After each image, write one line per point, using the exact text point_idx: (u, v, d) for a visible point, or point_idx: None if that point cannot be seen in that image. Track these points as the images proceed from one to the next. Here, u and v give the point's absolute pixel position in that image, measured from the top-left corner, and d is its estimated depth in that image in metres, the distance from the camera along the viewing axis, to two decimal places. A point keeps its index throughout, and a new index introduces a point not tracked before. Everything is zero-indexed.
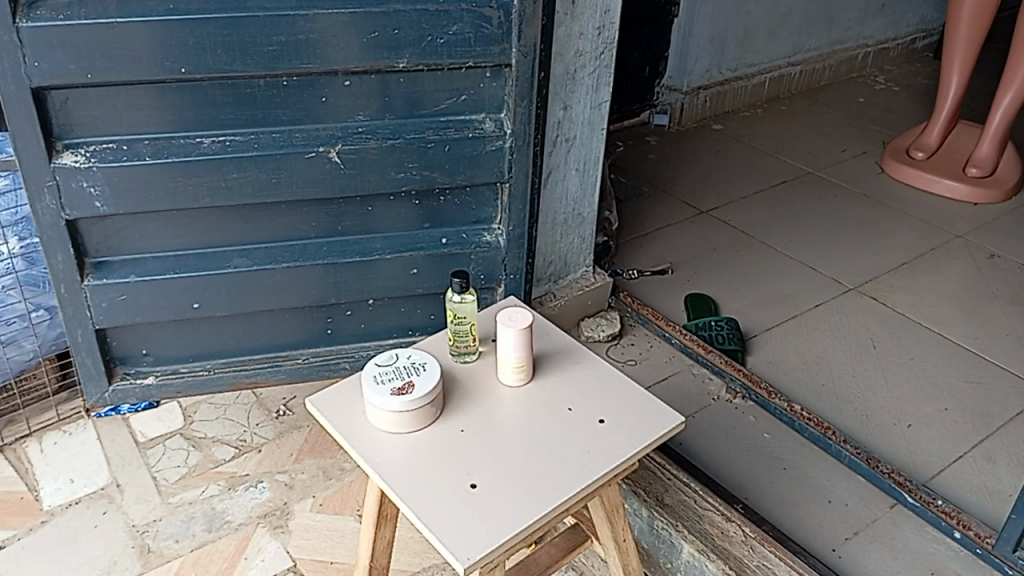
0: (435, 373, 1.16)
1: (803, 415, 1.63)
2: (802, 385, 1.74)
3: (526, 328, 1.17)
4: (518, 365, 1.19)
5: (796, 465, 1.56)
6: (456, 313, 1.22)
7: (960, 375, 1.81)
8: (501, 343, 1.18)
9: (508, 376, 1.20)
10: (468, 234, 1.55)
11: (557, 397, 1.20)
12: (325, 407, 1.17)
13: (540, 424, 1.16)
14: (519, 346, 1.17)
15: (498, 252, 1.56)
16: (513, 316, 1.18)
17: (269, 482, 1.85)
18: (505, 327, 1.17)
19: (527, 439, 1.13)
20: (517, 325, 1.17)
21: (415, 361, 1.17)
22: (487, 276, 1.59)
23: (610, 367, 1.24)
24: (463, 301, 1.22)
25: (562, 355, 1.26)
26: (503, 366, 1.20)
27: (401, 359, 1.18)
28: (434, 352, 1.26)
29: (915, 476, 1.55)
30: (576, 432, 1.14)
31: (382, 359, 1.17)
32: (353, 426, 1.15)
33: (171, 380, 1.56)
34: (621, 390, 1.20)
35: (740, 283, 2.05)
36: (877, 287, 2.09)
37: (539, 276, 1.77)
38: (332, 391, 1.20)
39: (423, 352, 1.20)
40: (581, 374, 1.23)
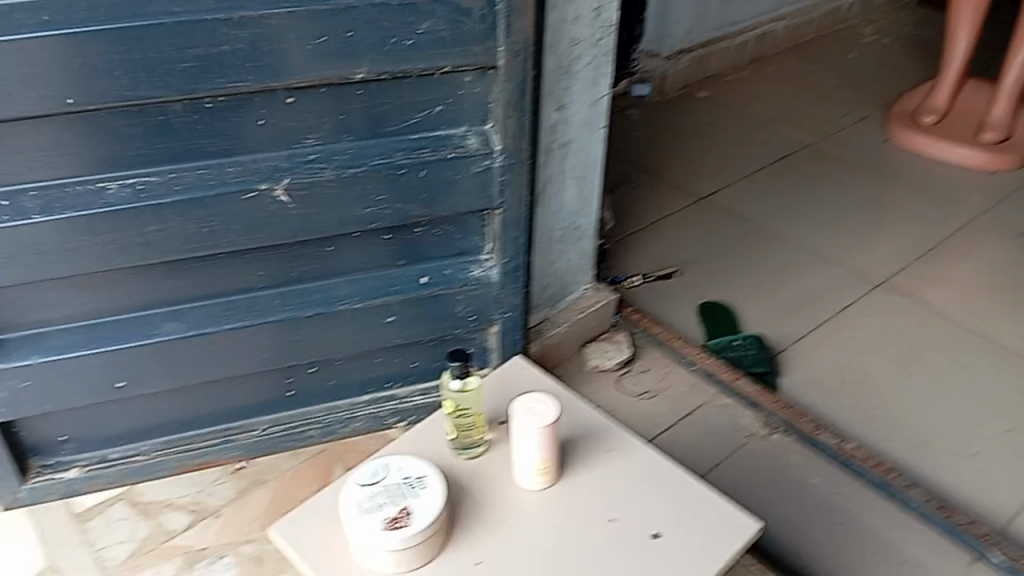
0: (438, 492, 0.89)
1: (857, 455, 1.40)
2: (845, 412, 1.51)
3: (547, 421, 0.91)
4: (544, 466, 0.93)
5: (855, 519, 1.33)
6: (456, 406, 0.95)
7: (1017, 385, 1.59)
8: (516, 443, 0.92)
9: (527, 480, 0.94)
10: (452, 269, 1.26)
11: (594, 502, 0.94)
12: (294, 540, 0.90)
13: (578, 545, 0.90)
14: (545, 445, 0.91)
15: (491, 288, 1.28)
16: (530, 407, 0.92)
17: (235, 558, 1.50)
18: (522, 423, 0.91)
19: (564, 570, 0.88)
20: (537, 420, 0.91)
21: (409, 475, 0.91)
22: (477, 317, 1.31)
23: (653, 455, 0.99)
24: (465, 390, 0.94)
25: (592, 440, 1.01)
26: (520, 468, 0.94)
27: (390, 473, 0.91)
28: (428, 448, 0.99)
29: (991, 523, 1.33)
30: (624, 555, 0.89)
31: (365, 477, 0.90)
32: (335, 569, 0.87)
33: (99, 471, 1.26)
34: (673, 489, 0.96)
35: (756, 286, 1.80)
36: (908, 279, 1.85)
37: (535, 303, 1.49)
38: (300, 514, 0.92)
39: (418, 459, 0.93)
40: (619, 466, 0.98)
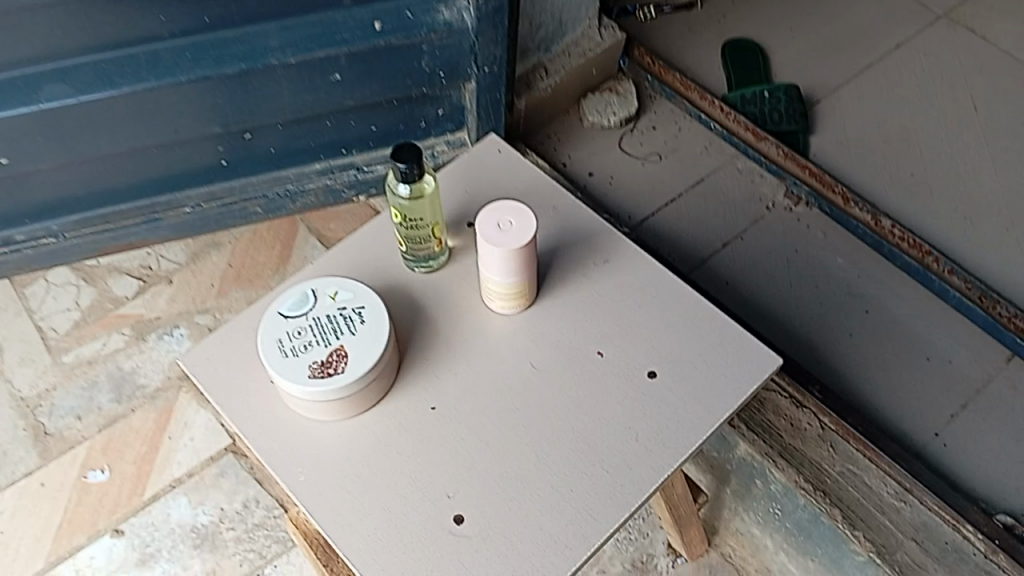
0: (379, 329, 0.70)
1: (894, 234, 1.19)
2: (884, 179, 1.29)
3: (525, 238, 0.70)
4: (517, 291, 0.74)
5: (882, 306, 1.16)
6: (405, 214, 0.73)
7: None
8: (485, 260, 0.72)
9: (499, 303, 0.76)
10: (415, 11, 0.98)
11: (579, 331, 0.76)
12: (210, 377, 0.74)
13: (554, 385, 0.74)
14: (517, 267, 0.71)
15: (464, 35, 1.01)
16: (498, 215, 0.71)
17: (188, 328, 1.38)
18: (492, 241, 0.70)
19: (536, 420, 0.72)
20: (510, 236, 0.70)
21: (345, 303, 0.72)
22: (449, 72, 1.06)
23: (655, 269, 0.79)
24: (417, 194, 0.72)
25: (579, 249, 0.81)
26: (490, 289, 0.75)
27: (322, 300, 0.72)
28: (379, 259, 0.80)
29: None
30: (612, 399, 0.73)
31: (290, 308, 0.71)
32: (259, 416, 0.72)
33: (4, 255, 1.09)
34: (676, 313, 0.77)
35: (794, 17, 1.50)
36: (977, 7, 1.53)
37: (525, 46, 1.22)
38: (219, 343, 0.76)
39: (358, 282, 0.73)
40: (612, 283, 0.79)
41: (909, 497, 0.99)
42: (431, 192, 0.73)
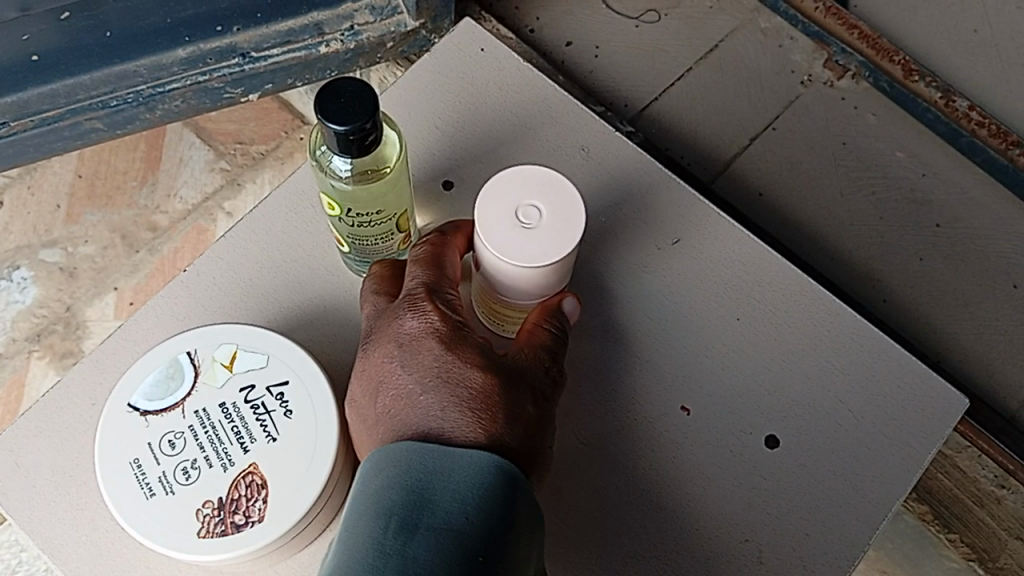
0: (314, 435, 0.49)
1: (969, 119, 0.91)
2: (943, 38, 0.99)
3: (578, 229, 0.47)
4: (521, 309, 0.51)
5: (956, 218, 0.89)
6: (345, 208, 0.42)
7: None
8: (493, 274, 0.48)
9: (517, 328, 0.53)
10: None
11: (661, 379, 0.55)
12: (35, 497, 0.51)
13: (648, 465, 0.53)
14: (533, 283, 0.48)
15: None
16: (515, 186, 0.47)
17: (32, 268, 0.99)
18: (508, 240, 0.46)
19: (640, 527, 0.51)
20: (558, 220, 0.47)
21: (247, 388, 0.50)
22: None
23: (739, 264, 0.58)
24: (365, 174, 0.42)
25: (636, 246, 0.58)
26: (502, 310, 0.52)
27: (210, 385, 0.50)
28: (312, 254, 0.56)
29: None
30: (733, 487, 0.52)
31: (163, 399, 0.50)
32: (133, 559, 0.50)
33: None
34: (783, 334, 0.56)
35: None
36: None
37: None
38: (46, 441, 0.52)
39: (268, 336, 0.51)
40: (691, 298, 0.57)
41: (1011, 482, 0.77)
42: (394, 157, 0.42)
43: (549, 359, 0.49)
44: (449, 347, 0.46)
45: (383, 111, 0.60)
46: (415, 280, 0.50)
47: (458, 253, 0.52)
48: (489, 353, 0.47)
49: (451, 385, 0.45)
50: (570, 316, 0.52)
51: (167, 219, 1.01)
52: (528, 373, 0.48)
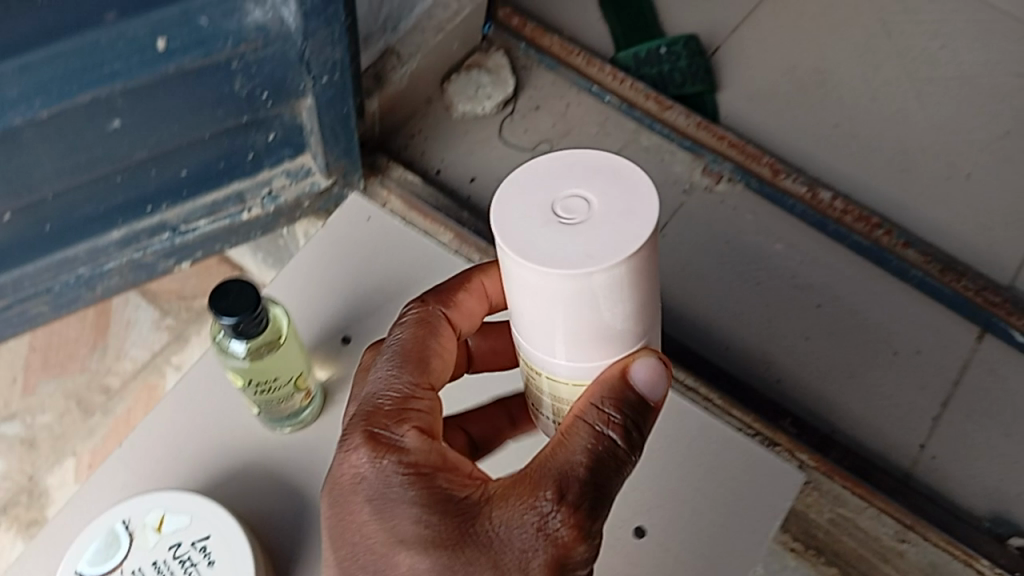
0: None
1: (835, 208, 1.02)
2: (805, 136, 1.11)
3: (639, 226, 0.41)
4: (569, 347, 0.46)
5: (835, 298, 0.99)
6: (252, 378, 0.51)
7: (1010, 63, 1.21)
8: (527, 288, 0.42)
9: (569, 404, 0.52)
10: (213, 17, 0.69)
11: None
12: None
13: None
14: (577, 296, 0.42)
15: (291, 37, 0.73)
16: (554, 178, 0.42)
17: None
18: (543, 241, 0.41)
19: None
20: (613, 210, 0.41)
21: (176, 546, 0.59)
22: (274, 92, 0.78)
23: None
24: (265, 349, 0.51)
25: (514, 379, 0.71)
26: (542, 374, 0.50)
27: (143, 547, 0.59)
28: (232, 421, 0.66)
29: (996, 276, 1.03)
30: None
31: (104, 565, 0.59)
32: None
33: None
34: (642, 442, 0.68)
35: None
36: None
37: (366, 31, 0.92)
38: None
39: (193, 500, 0.60)
40: None
41: (911, 535, 0.85)
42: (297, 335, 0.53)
43: (553, 494, 0.46)
44: (387, 504, 0.48)
45: (288, 282, 0.71)
46: (389, 392, 0.53)
47: (446, 340, 0.56)
48: (446, 500, 0.48)
49: (388, 552, 0.48)
50: (641, 385, 0.48)
51: (120, 381, 1.08)
52: (504, 521, 0.47)
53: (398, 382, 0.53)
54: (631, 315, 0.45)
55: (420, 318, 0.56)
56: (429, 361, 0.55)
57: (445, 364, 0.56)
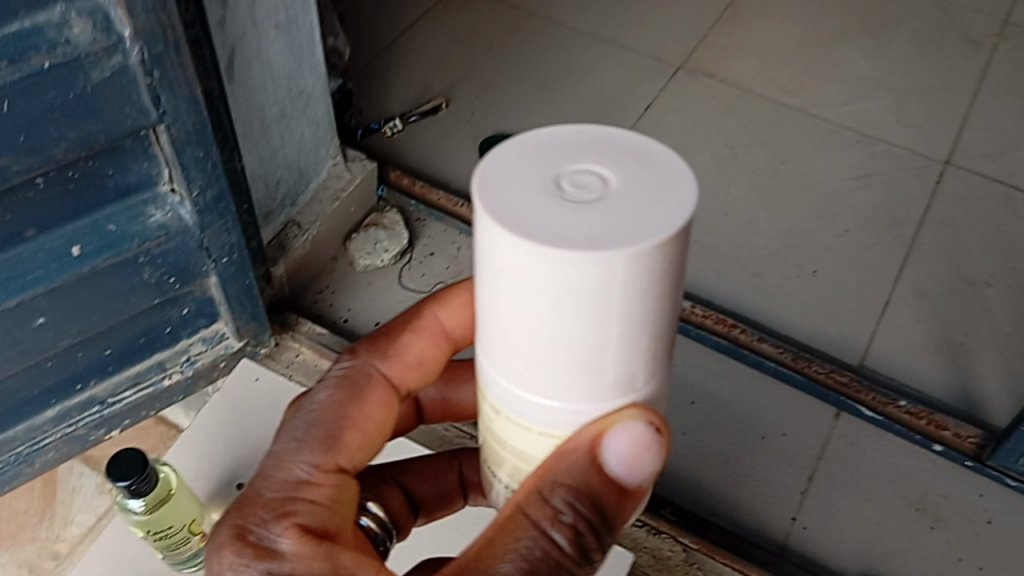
0: None
1: (696, 314, 1.17)
2: None
3: (637, 210, 0.38)
4: (552, 365, 0.43)
5: (707, 394, 1.12)
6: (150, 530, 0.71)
7: (844, 170, 1.39)
8: (503, 267, 0.40)
9: (537, 458, 0.50)
10: (120, 222, 0.82)
11: None
12: None
13: None
14: (558, 290, 0.39)
15: (189, 230, 0.86)
16: (558, 156, 0.40)
17: None
18: (532, 212, 0.38)
19: None
20: (625, 190, 0.39)
21: None
22: (181, 275, 0.90)
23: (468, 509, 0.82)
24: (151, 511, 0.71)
25: None
26: (502, 413, 0.48)
27: None
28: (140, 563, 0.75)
29: (847, 358, 1.17)
30: None
31: None
32: None
33: None
34: None
35: (543, 98, 1.44)
36: (710, 52, 1.55)
37: (268, 210, 1.06)
38: None
39: None
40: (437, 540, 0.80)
41: None
42: (186, 490, 0.74)
43: None
44: None
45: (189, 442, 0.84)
46: (296, 474, 0.56)
47: (370, 407, 0.60)
48: None
49: None
50: (621, 445, 0.46)
51: (67, 545, 1.16)
52: None
53: (301, 460, 0.56)
54: (626, 341, 0.42)
55: (343, 379, 0.61)
56: (337, 438, 0.58)
57: (360, 434, 0.59)
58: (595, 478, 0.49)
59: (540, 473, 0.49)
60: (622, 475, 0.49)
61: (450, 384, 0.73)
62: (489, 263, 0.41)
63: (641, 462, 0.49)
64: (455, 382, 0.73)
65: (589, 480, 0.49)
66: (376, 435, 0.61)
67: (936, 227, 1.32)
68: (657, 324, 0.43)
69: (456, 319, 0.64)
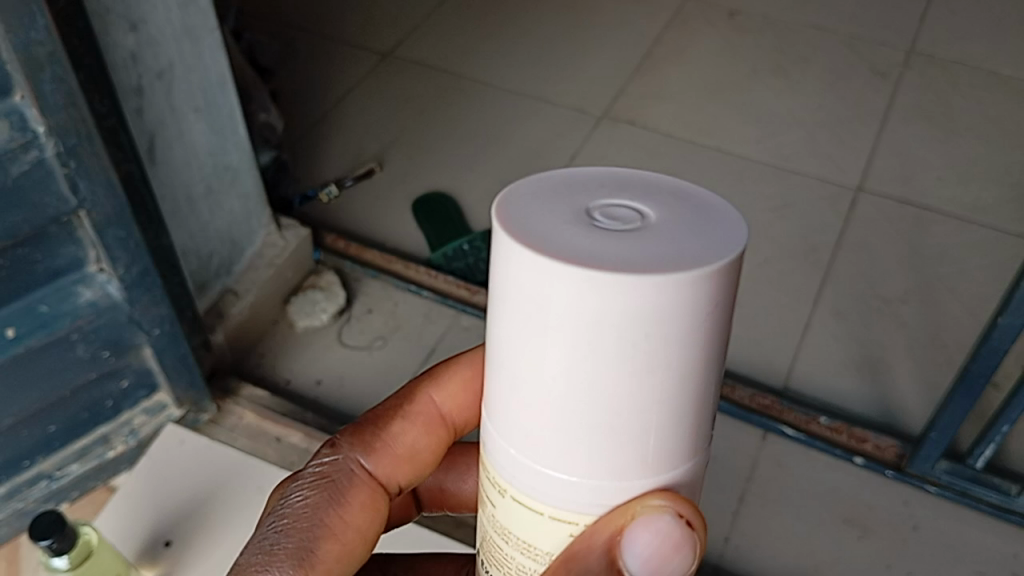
0: None
1: None
2: None
3: (682, 237, 0.35)
4: (577, 430, 0.38)
5: None
6: None
7: (763, 203, 1.46)
8: (524, 296, 0.36)
9: (545, 554, 0.43)
10: (52, 303, 0.86)
11: None
12: None
13: None
14: (587, 324, 0.35)
15: (119, 305, 0.91)
16: (591, 187, 0.38)
17: None
18: (560, 233, 0.35)
19: None
20: (667, 220, 0.36)
21: None
22: (115, 348, 0.95)
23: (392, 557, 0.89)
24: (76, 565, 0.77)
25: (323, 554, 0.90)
26: (507, 494, 0.42)
27: None
28: None
29: (772, 381, 1.22)
30: None
31: None
32: None
33: None
34: None
35: (473, 155, 1.51)
36: (631, 102, 1.64)
37: (202, 280, 1.11)
38: None
39: None
40: None
41: None
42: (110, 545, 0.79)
43: None
44: None
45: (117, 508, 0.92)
46: None
47: (355, 508, 0.59)
48: None
49: None
50: (643, 536, 0.41)
51: None
52: None
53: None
54: (669, 404, 0.37)
55: (322, 479, 0.59)
56: (313, 551, 0.56)
57: (338, 545, 0.57)
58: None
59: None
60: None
61: (451, 472, 0.68)
62: (507, 297, 0.37)
63: (662, 561, 0.44)
64: (457, 471, 0.68)
65: None
66: (358, 543, 0.59)
67: (853, 249, 1.39)
68: (705, 391, 0.38)
69: (454, 402, 0.61)
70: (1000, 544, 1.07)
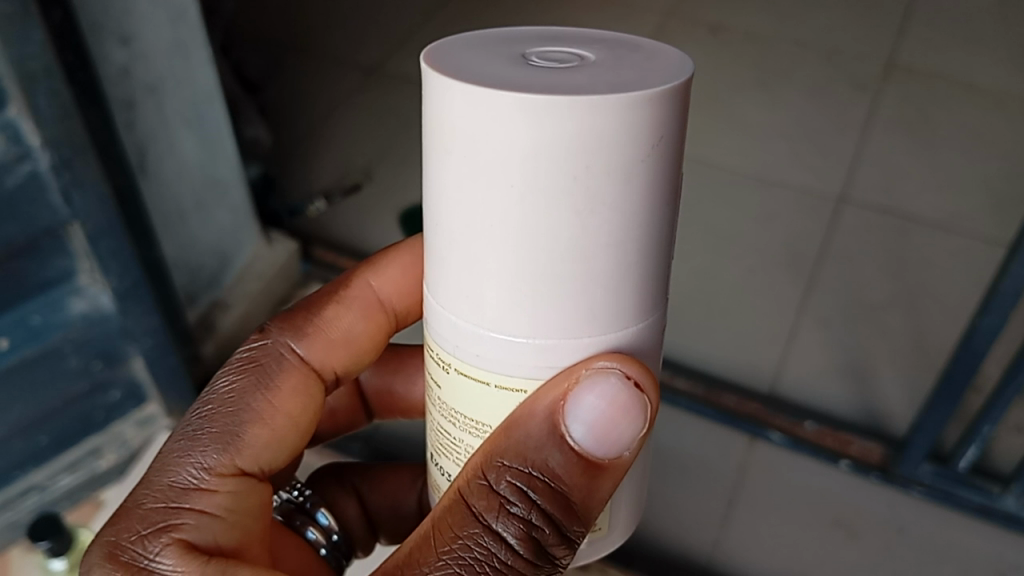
0: None
1: None
2: None
3: (615, 75, 0.39)
4: (518, 274, 0.41)
5: None
6: None
7: (747, 214, 1.48)
8: (458, 139, 0.40)
9: (489, 429, 0.49)
10: (44, 315, 0.87)
11: None
12: None
13: None
14: (526, 157, 0.38)
15: (110, 317, 0.91)
16: (526, 47, 0.43)
17: None
18: (493, 72, 0.39)
19: None
20: (596, 64, 0.40)
21: None
22: (107, 359, 0.95)
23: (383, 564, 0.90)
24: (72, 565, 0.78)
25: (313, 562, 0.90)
26: (451, 369, 0.47)
27: None
28: None
29: (759, 388, 1.24)
30: None
31: None
32: None
33: None
34: None
35: None
36: None
37: (191, 290, 1.11)
38: None
39: None
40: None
41: None
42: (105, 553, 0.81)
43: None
44: None
45: None
46: (190, 471, 0.58)
47: (286, 393, 0.62)
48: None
49: None
50: (585, 403, 0.44)
51: None
52: None
53: (193, 461, 0.58)
54: (605, 243, 0.41)
55: (249, 365, 0.63)
56: (239, 432, 0.60)
57: (266, 429, 0.61)
58: (547, 453, 0.47)
59: (485, 448, 0.47)
60: (594, 443, 0.46)
61: (398, 377, 0.79)
62: (443, 147, 0.41)
63: (612, 427, 0.46)
64: (404, 374, 0.78)
65: (539, 456, 0.47)
66: (288, 428, 0.62)
67: (837, 258, 1.41)
68: (643, 236, 0.42)
69: (388, 286, 0.68)
70: (984, 545, 1.08)
